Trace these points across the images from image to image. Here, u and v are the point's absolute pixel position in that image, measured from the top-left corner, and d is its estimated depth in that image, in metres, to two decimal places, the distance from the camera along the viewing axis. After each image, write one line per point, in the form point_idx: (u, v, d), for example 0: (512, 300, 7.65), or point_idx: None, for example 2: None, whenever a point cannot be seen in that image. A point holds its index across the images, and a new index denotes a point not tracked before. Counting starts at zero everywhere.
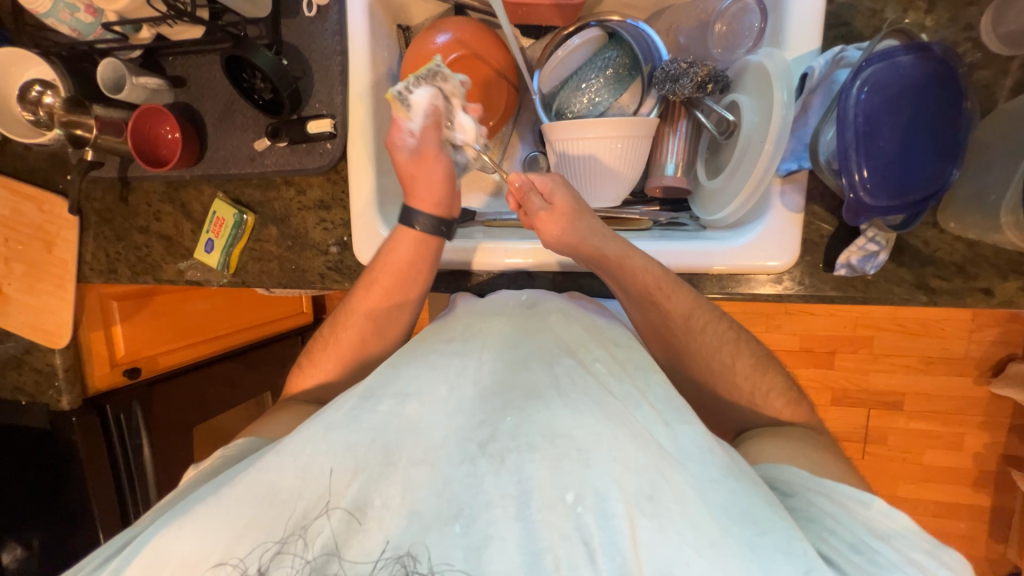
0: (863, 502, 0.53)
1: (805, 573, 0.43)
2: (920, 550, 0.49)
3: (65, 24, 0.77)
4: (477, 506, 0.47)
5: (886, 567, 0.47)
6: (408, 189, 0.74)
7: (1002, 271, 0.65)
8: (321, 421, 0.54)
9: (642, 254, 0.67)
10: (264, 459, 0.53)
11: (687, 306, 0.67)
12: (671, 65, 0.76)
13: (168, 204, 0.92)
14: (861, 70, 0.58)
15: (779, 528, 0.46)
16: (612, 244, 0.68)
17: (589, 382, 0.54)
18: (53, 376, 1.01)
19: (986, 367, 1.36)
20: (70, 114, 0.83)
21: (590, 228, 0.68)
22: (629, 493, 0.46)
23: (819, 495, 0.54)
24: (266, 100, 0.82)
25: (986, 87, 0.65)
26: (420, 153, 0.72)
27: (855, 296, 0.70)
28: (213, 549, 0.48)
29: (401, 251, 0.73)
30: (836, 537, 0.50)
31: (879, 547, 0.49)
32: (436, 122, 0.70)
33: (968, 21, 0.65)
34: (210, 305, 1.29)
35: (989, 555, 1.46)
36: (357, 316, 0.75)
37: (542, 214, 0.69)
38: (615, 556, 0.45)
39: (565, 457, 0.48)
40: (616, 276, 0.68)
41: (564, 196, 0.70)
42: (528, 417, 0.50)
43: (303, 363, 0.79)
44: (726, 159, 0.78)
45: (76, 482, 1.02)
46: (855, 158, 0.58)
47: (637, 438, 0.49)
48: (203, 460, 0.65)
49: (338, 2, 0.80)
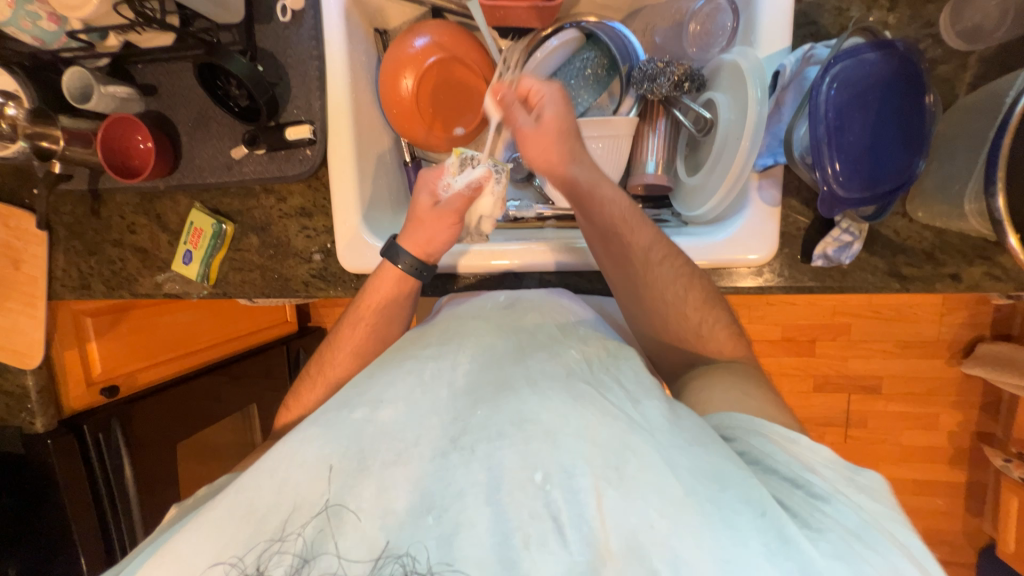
0: (793, 441, 0.54)
1: (761, 514, 0.44)
2: (842, 478, 0.50)
3: (26, 33, 0.74)
4: (449, 496, 0.47)
5: (826, 499, 0.47)
6: (406, 228, 0.73)
7: (968, 257, 0.68)
8: (296, 436, 0.53)
9: (611, 184, 0.68)
10: (240, 479, 0.52)
11: (648, 241, 0.67)
12: (648, 65, 0.78)
13: (143, 216, 0.89)
14: (830, 67, 0.60)
15: (742, 481, 0.46)
16: (585, 175, 0.67)
17: (559, 369, 0.55)
18: (25, 398, 0.97)
19: (958, 348, 1.41)
20: (34, 127, 0.79)
21: (572, 151, 0.67)
22: (596, 465, 0.46)
23: (756, 436, 0.54)
24: (242, 107, 0.80)
25: (947, 81, 0.68)
26: (440, 209, 0.70)
27: (832, 286, 0.72)
28: (206, 552, 0.48)
29: (383, 289, 0.73)
30: (778, 476, 0.50)
31: (813, 480, 0.49)
32: (470, 193, 0.69)
33: (928, 18, 0.68)
34: (191, 318, 1.27)
35: (968, 530, 1.52)
36: (344, 353, 0.74)
37: (528, 128, 0.67)
38: (582, 527, 0.44)
39: (532, 440, 0.48)
40: (585, 210, 0.67)
41: (551, 111, 0.67)
42: (499, 407, 0.51)
43: (288, 401, 0.77)
44: (705, 155, 0.80)
45: (53, 508, 0.98)
46: (828, 152, 0.60)
47: (606, 417, 0.49)
48: (183, 500, 0.65)
49: (312, 7, 0.78)
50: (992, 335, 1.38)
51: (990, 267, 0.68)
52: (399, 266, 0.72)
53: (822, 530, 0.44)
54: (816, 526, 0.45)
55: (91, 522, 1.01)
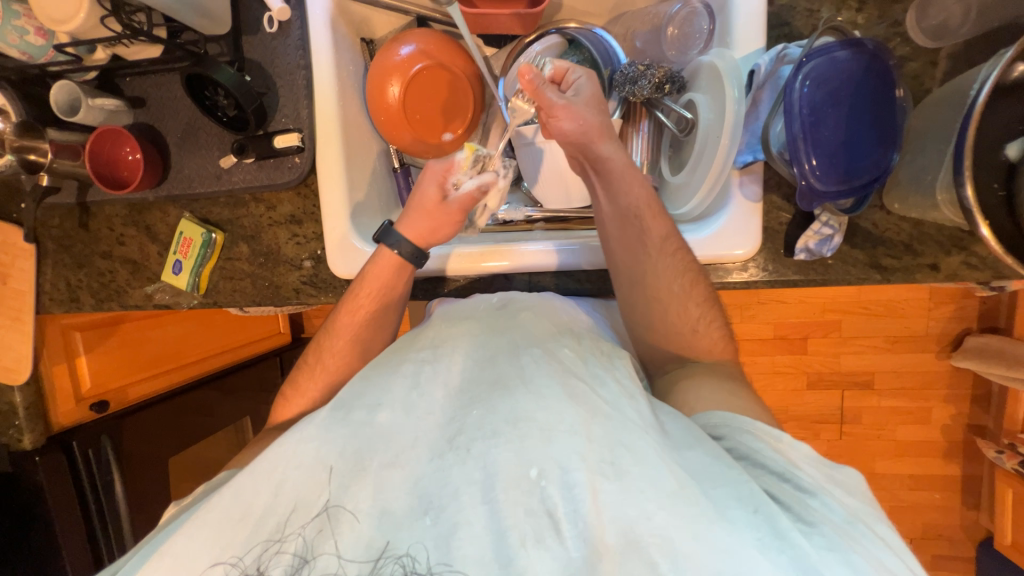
0: (777, 438, 0.54)
1: (752, 511, 0.44)
2: (825, 475, 0.51)
3: (14, 47, 0.75)
4: (445, 496, 0.47)
5: (813, 494, 0.48)
6: (408, 214, 0.74)
7: (945, 247, 0.70)
8: (294, 435, 0.53)
9: (640, 170, 0.70)
10: (235, 481, 0.52)
11: (664, 230, 0.69)
12: (630, 68, 0.81)
13: (132, 227, 0.89)
14: (802, 66, 0.62)
15: (736, 479, 0.46)
16: (618, 157, 0.68)
17: (551, 368, 0.55)
18: (11, 415, 0.95)
19: (947, 342, 1.43)
20: (23, 139, 0.80)
21: (603, 130, 0.68)
22: (592, 462, 0.46)
23: (744, 433, 0.55)
24: (230, 117, 0.81)
25: (916, 78, 0.70)
26: (449, 204, 0.72)
27: (815, 279, 0.73)
28: (203, 552, 0.48)
29: (382, 276, 0.73)
30: (768, 471, 0.50)
31: (801, 476, 0.50)
32: (479, 194, 0.71)
33: (895, 18, 0.70)
34: (181, 331, 1.26)
35: (964, 523, 1.53)
36: (342, 339, 0.74)
37: (561, 106, 0.65)
38: (578, 522, 0.44)
39: (527, 438, 0.48)
40: (611, 186, 0.69)
41: (586, 87, 0.69)
42: (492, 407, 0.51)
43: (286, 393, 0.76)
44: (688, 155, 0.81)
45: (42, 527, 0.97)
46: (804, 148, 0.61)
47: (601, 416, 0.50)
48: (183, 498, 0.65)
49: (299, 17, 0.80)
50: (979, 327, 1.40)
51: (967, 257, 0.69)
52: (394, 250, 0.73)
53: (814, 522, 0.45)
54: (809, 519, 0.45)
55: (81, 540, 1.00)
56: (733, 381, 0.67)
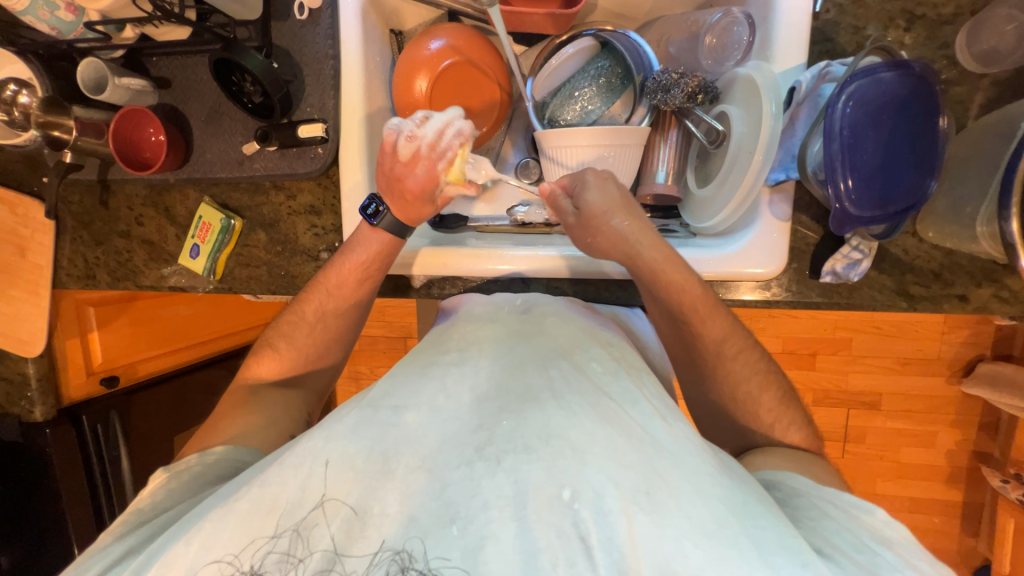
0: (868, 511, 0.53)
1: (801, 564, 0.43)
2: (921, 558, 0.49)
3: (44, 22, 0.74)
4: (474, 508, 0.46)
5: (887, 568, 0.47)
6: (388, 192, 0.72)
7: (976, 278, 0.68)
8: (322, 430, 0.52)
9: (683, 266, 0.66)
10: (262, 472, 0.51)
11: (722, 330, 0.67)
12: (663, 75, 0.78)
13: (152, 208, 0.89)
14: (846, 85, 0.60)
15: (774, 524, 0.46)
16: (645, 253, 0.67)
17: (585, 382, 0.54)
18: (25, 386, 0.96)
19: (958, 367, 1.41)
20: (48, 115, 0.80)
21: (620, 233, 0.67)
22: (626, 491, 0.45)
23: (824, 501, 0.55)
24: (255, 104, 0.80)
25: (960, 103, 0.68)
26: (407, 164, 0.70)
27: (840, 303, 0.72)
28: (202, 549, 0.47)
29: (364, 247, 0.74)
30: (838, 538, 0.49)
31: (880, 550, 0.49)
32: (432, 141, 0.70)
33: (944, 39, 0.68)
34: (192, 311, 1.26)
35: (962, 549, 1.52)
36: (320, 292, 0.75)
37: (570, 219, 0.70)
38: (612, 552, 0.44)
39: (560, 457, 0.47)
40: (650, 287, 0.67)
41: (594, 199, 0.68)
42: (525, 419, 0.50)
43: (263, 346, 0.77)
44: (716, 168, 0.80)
45: (51, 496, 0.99)
46: (841, 169, 0.60)
47: (632, 433, 0.49)
48: (173, 464, 0.62)
49: (330, 6, 0.79)
50: (992, 354, 1.38)
51: (999, 290, 0.68)
52: (377, 224, 0.73)
53: None
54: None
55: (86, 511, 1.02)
56: (799, 460, 0.63)
